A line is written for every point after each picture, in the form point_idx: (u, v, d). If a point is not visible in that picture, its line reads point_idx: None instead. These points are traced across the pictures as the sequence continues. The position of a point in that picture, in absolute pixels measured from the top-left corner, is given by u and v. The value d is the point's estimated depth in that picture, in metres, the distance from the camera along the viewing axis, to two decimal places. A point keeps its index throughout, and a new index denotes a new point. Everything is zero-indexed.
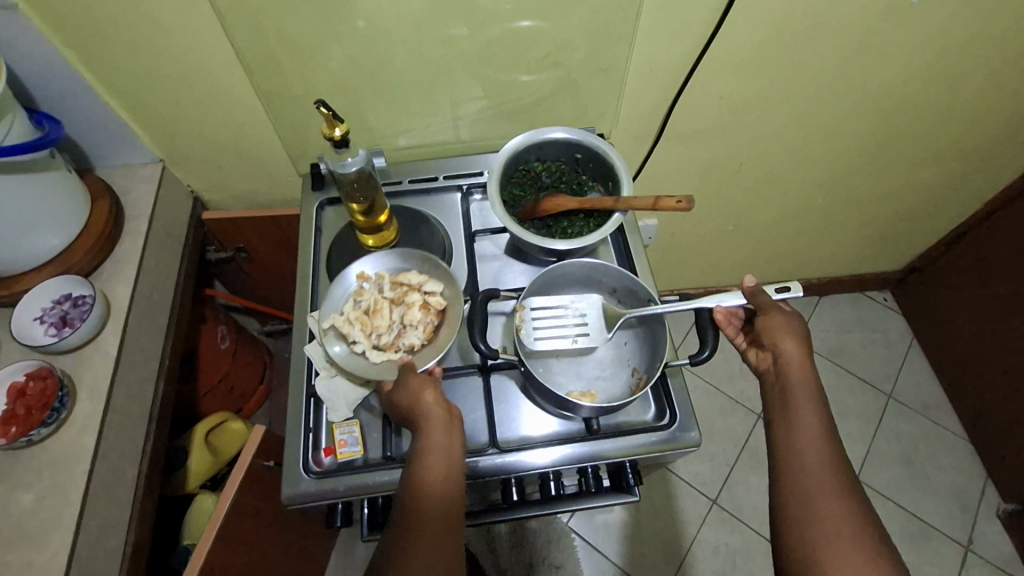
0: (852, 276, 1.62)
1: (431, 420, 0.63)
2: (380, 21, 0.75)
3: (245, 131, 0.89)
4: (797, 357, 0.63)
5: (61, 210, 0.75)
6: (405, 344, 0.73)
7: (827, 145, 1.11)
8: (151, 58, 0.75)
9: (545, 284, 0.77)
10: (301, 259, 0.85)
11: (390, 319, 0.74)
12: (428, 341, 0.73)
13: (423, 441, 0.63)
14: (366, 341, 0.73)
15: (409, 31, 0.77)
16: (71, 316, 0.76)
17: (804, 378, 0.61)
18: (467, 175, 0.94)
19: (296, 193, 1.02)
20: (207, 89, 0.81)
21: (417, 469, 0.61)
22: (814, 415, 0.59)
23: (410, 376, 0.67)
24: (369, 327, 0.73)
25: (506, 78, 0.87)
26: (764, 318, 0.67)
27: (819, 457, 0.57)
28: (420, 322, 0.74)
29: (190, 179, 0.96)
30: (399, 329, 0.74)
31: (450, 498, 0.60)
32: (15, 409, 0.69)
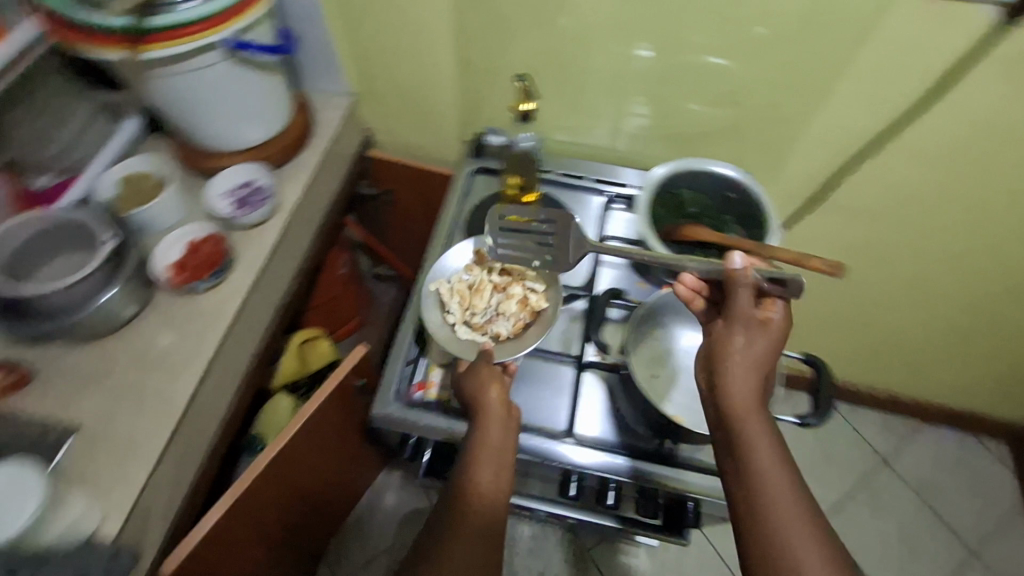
0: (968, 413, 1.47)
1: (491, 416, 0.66)
2: (585, 25, 0.81)
3: (430, 90, 0.97)
4: (744, 376, 0.58)
5: (270, 107, 0.85)
6: (492, 331, 0.76)
7: (997, 263, 1.02)
8: (381, 7, 0.85)
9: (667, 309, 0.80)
10: (445, 213, 0.91)
11: (487, 303, 0.77)
12: (514, 336, 0.75)
13: (481, 433, 0.65)
14: (459, 314, 0.77)
15: (609, 39, 0.82)
16: (247, 199, 0.85)
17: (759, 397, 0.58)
18: (612, 184, 0.98)
19: (451, 156, 1.10)
20: (416, 44, 0.90)
21: (469, 457, 0.64)
22: (767, 450, 0.55)
23: (484, 364, 0.70)
24: (467, 303, 0.78)
25: (679, 105, 0.90)
26: (724, 325, 0.61)
27: (775, 490, 0.54)
28: (512, 315, 0.76)
29: (369, 117, 1.07)
30: (492, 314, 0.77)
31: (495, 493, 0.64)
32: (188, 260, 0.77)
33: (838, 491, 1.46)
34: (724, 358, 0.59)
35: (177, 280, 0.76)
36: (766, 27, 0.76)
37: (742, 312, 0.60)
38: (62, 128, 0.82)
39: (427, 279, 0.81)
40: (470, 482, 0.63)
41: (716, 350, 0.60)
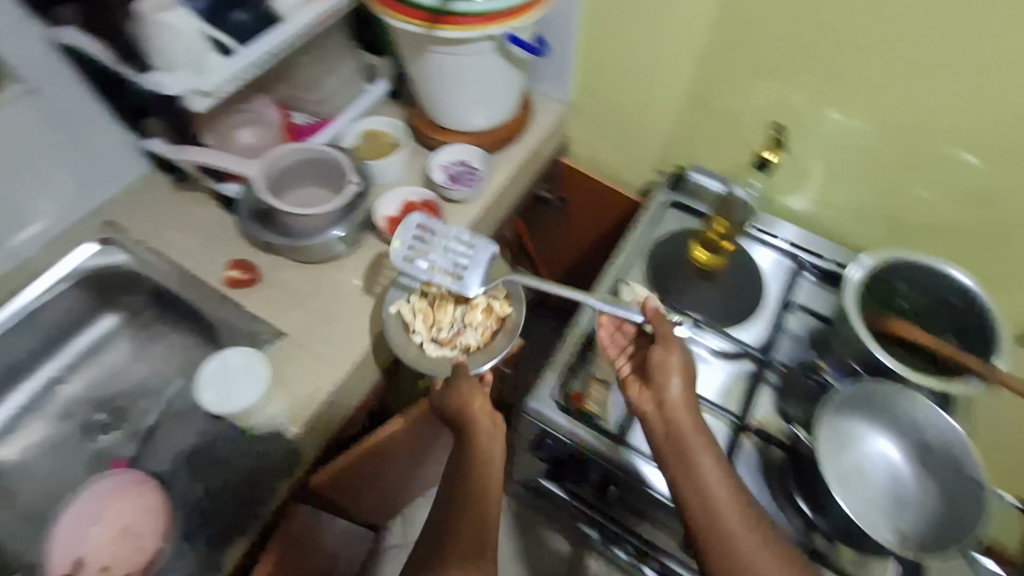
0: None
1: (480, 429, 0.69)
2: (845, 87, 0.78)
3: (649, 117, 0.97)
4: (681, 389, 0.66)
5: (503, 98, 0.90)
6: (461, 344, 0.77)
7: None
8: (636, 29, 0.86)
9: (859, 396, 0.70)
10: (630, 236, 0.90)
11: (453, 317, 0.78)
12: (484, 345, 0.78)
13: (473, 441, 0.68)
14: (425, 333, 0.77)
15: (868, 105, 0.78)
16: (462, 176, 0.91)
17: (689, 422, 0.64)
18: (809, 253, 0.89)
19: (641, 184, 1.09)
20: (654, 71, 0.90)
21: (465, 473, 0.66)
22: (709, 456, 0.61)
23: (464, 376, 0.72)
24: (430, 320, 0.77)
25: (913, 191, 0.84)
26: (662, 349, 0.68)
27: (719, 501, 0.59)
28: (479, 325, 0.78)
29: (572, 129, 1.10)
30: (459, 327, 0.78)
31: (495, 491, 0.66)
32: (405, 217, 0.85)
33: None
34: (666, 376, 0.66)
35: (394, 232, 0.84)
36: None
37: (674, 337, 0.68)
38: (329, 77, 0.94)
39: (386, 302, 0.78)
40: (458, 494, 0.65)
41: (659, 372, 0.67)
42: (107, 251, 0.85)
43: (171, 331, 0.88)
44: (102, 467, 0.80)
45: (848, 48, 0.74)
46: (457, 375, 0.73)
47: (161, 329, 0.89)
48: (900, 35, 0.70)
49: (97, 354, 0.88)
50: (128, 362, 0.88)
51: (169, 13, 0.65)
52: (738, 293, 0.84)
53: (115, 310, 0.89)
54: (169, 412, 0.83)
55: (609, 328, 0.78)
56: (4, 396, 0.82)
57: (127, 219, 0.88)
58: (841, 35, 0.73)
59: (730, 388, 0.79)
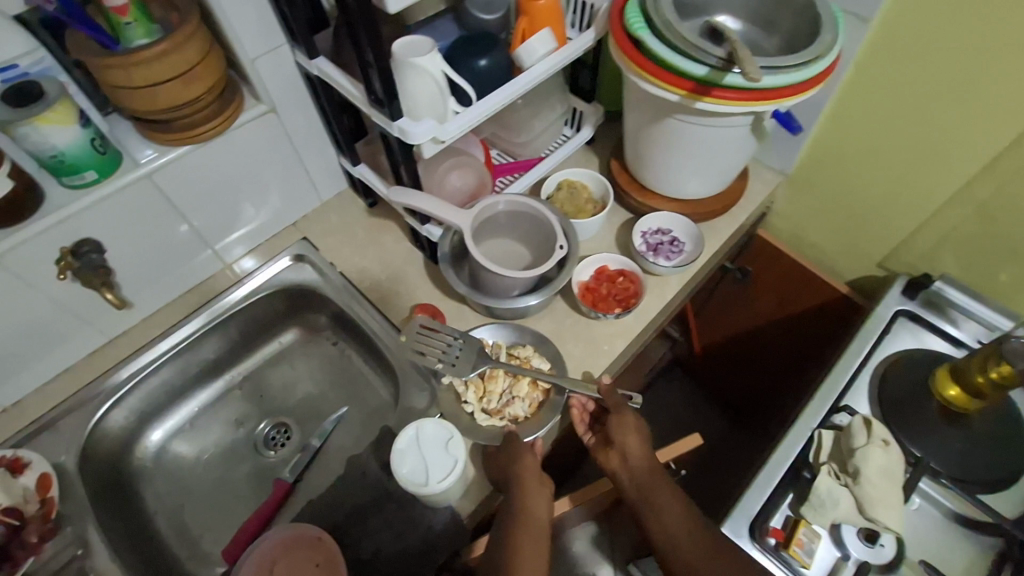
0: None
1: (531, 492, 0.61)
2: None
3: (889, 207, 0.83)
4: (639, 447, 0.66)
5: (728, 169, 0.80)
6: (509, 415, 0.69)
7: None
8: (907, 114, 0.73)
9: None
10: (852, 348, 0.77)
11: (504, 386, 0.70)
12: (532, 417, 0.69)
13: (521, 505, 0.60)
14: (475, 404, 0.70)
15: None
16: (662, 248, 0.83)
17: (649, 471, 0.65)
18: None
19: (854, 273, 0.95)
20: (914, 163, 0.76)
21: (506, 541, 0.58)
22: (674, 511, 0.62)
23: (518, 446, 0.64)
24: (482, 390, 0.70)
25: None
26: (617, 414, 0.68)
27: (693, 545, 0.59)
28: (528, 396, 0.70)
29: (781, 200, 0.97)
30: (509, 397, 0.70)
31: (534, 561, 0.57)
32: (602, 286, 0.78)
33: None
34: (625, 437, 0.66)
35: (587, 301, 0.77)
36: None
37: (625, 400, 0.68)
38: (537, 120, 0.89)
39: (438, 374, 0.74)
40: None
41: (617, 431, 0.67)
42: (301, 267, 0.87)
43: (344, 354, 0.88)
44: (265, 482, 0.81)
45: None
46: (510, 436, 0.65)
47: (335, 349, 0.89)
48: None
49: (275, 362, 0.90)
50: (301, 376, 0.89)
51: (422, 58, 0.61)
52: (997, 450, 0.68)
53: (296, 323, 0.90)
54: (333, 438, 0.82)
55: (578, 412, 0.73)
56: (194, 391, 0.86)
57: (323, 237, 0.89)
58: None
59: (970, 566, 0.65)
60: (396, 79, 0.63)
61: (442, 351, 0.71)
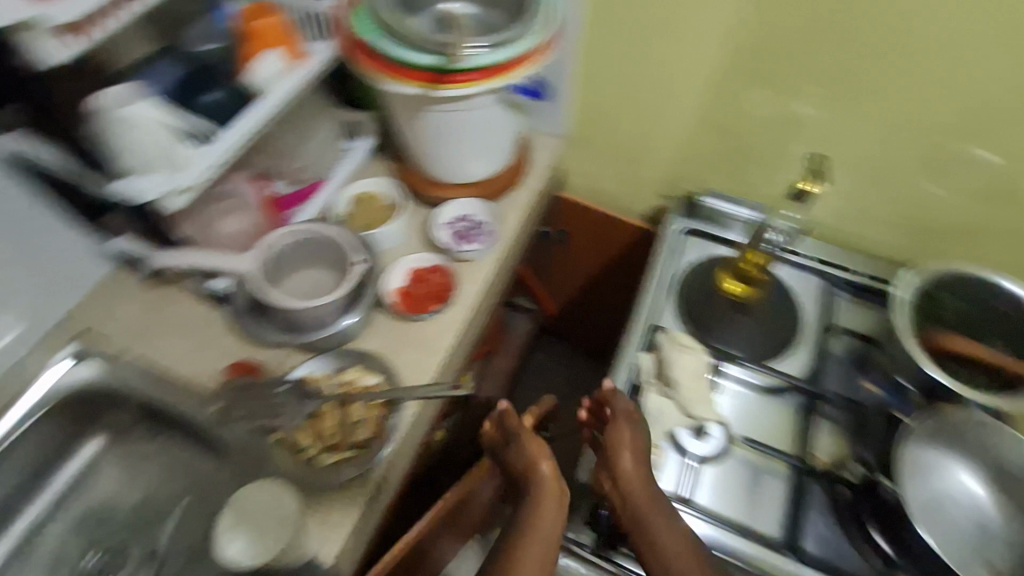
0: None
1: (546, 498, 0.66)
2: (857, 96, 0.76)
3: (652, 141, 0.94)
4: (634, 463, 0.66)
5: (504, 145, 0.84)
6: (353, 445, 0.67)
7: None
8: (634, 57, 0.82)
9: (936, 429, 0.67)
10: (653, 272, 0.86)
11: (339, 418, 0.68)
12: (376, 437, 0.68)
13: (534, 513, 0.65)
14: (315, 447, 0.67)
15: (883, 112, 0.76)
16: (468, 233, 0.84)
17: (639, 492, 0.64)
18: (835, 268, 0.87)
19: (646, 208, 1.06)
20: (655, 98, 0.87)
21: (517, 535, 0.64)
22: (668, 531, 0.61)
23: (518, 441, 0.76)
24: (318, 430, 0.68)
25: (929, 195, 0.84)
26: (612, 427, 0.69)
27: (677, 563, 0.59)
28: (365, 418, 0.68)
29: (569, 161, 1.04)
30: (346, 428, 0.68)
31: (544, 554, 0.62)
32: (416, 289, 0.78)
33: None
34: (617, 453, 0.66)
35: (405, 307, 0.77)
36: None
37: (624, 409, 0.70)
38: (310, 141, 0.86)
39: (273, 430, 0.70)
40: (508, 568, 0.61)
41: (608, 439, 0.68)
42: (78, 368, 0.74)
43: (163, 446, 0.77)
44: None
45: (879, 44, 0.70)
46: (518, 430, 0.77)
47: (151, 447, 0.78)
48: (939, 26, 0.66)
49: (81, 484, 0.77)
50: (117, 489, 0.77)
51: (133, 106, 0.58)
52: (777, 322, 0.81)
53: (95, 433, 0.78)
54: (174, 542, 0.72)
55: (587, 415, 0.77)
56: None
57: (97, 327, 0.77)
58: (877, 31, 0.69)
59: (786, 424, 0.75)
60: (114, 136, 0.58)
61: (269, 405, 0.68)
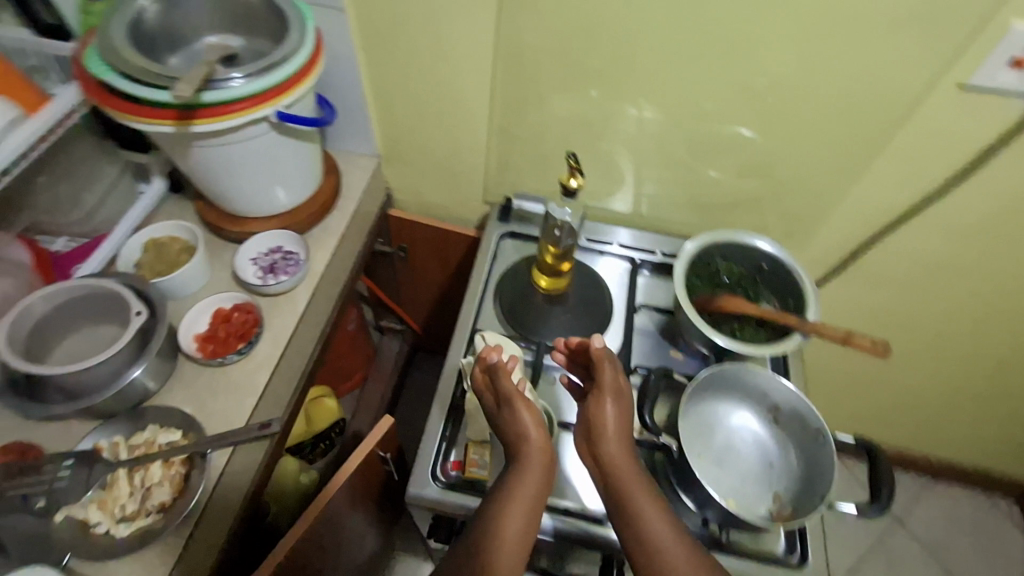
0: (984, 479, 1.38)
1: (529, 467, 0.60)
2: (618, 92, 0.83)
3: (460, 151, 0.97)
4: (620, 445, 0.62)
5: (303, 172, 0.83)
6: (154, 508, 0.62)
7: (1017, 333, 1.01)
8: (418, 72, 0.85)
9: (707, 383, 0.75)
10: (473, 279, 0.90)
11: (135, 483, 0.64)
12: (181, 495, 0.63)
13: (516, 486, 0.59)
14: (108, 519, 0.61)
15: (644, 103, 0.85)
16: (278, 266, 0.82)
17: (625, 470, 0.60)
18: (638, 251, 0.96)
19: (475, 216, 1.09)
20: (450, 109, 0.90)
21: (493, 507, 0.58)
22: (652, 511, 0.57)
23: (511, 409, 0.64)
24: (110, 501, 0.62)
25: (702, 174, 0.94)
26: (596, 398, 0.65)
27: (660, 545, 0.55)
28: (165, 477, 0.64)
29: (393, 179, 1.06)
30: (145, 492, 0.63)
31: (520, 531, 0.57)
32: (218, 330, 0.75)
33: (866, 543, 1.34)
34: (601, 428, 0.62)
35: (206, 352, 0.73)
36: (806, 95, 0.78)
37: (611, 385, 0.65)
38: (87, 191, 0.80)
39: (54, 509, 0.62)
40: (477, 546, 0.55)
41: (594, 411, 0.64)
42: None
43: None
44: None
45: (623, 46, 0.78)
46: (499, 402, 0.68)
47: None
48: (665, 30, 0.74)
49: None
50: None
51: None
52: (589, 309, 0.86)
53: None
54: None
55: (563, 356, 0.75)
56: None
57: None
58: (619, 35, 0.76)
59: None
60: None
61: (50, 485, 0.61)
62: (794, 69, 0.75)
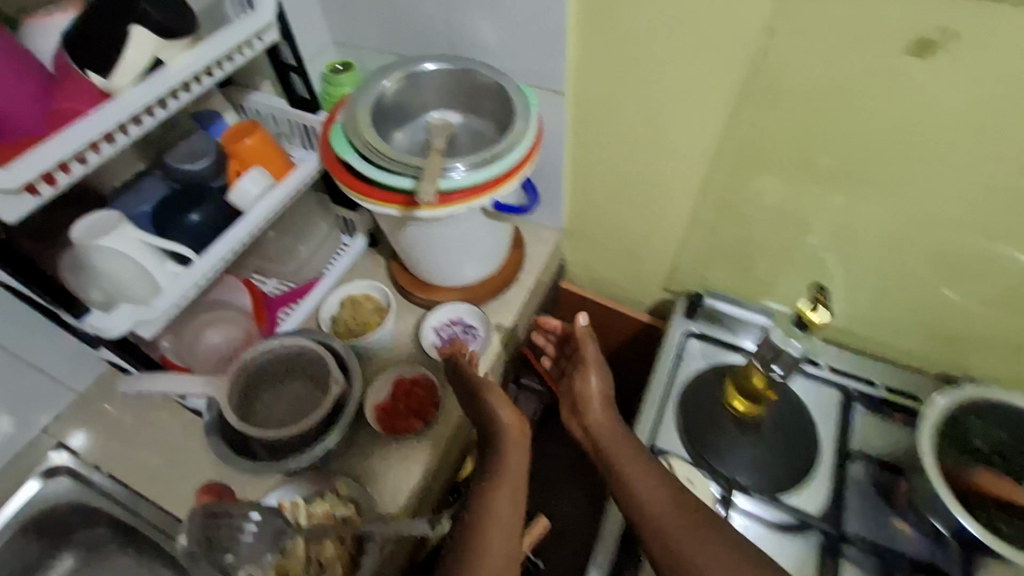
0: None
1: (511, 447, 0.63)
2: (862, 199, 0.72)
3: (651, 236, 0.90)
4: (603, 412, 0.72)
5: (495, 249, 0.82)
6: None
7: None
8: (626, 157, 0.80)
9: None
10: (654, 383, 0.82)
11: (308, 555, 0.64)
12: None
13: (499, 464, 0.62)
14: None
15: (892, 215, 0.72)
16: (459, 338, 0.82)
17: (611, 439, 0.68)
18: (853, 379, 0.82)
19: (650, 300, 1.01)
20: (652, 196, 0.84)
21: (478, 490, 0.60)
22: (631, 462, 0.65)
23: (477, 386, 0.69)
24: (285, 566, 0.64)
25: (951, 299, 0.77)
26: (581, 375, 0.76)
27: (648, 501, 0.61)
28: (336, 557, 0.64)
29: (569, 252, 1.02)
30: (316, 567, 0.64)
31: (513, 507, 0.59)
32: (398, 404, 0.74)
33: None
34: (587, 404, 0.73)
35: (384, 425, 0.73)
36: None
37: (591, 359, 0.75)
38: (302, 245, 0.86)
39: None
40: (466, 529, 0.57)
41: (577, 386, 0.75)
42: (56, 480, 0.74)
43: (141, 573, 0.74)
44: None
45: (883, 154, 0.66)
46: (471, 380, 0.70)
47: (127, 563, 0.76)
48: (949, 140, 0.62)
49: None
50: None
51: (109, 239, 0.57)
52: (791, 445, 0.74)
53: (66, 554, 0.74)
54: None
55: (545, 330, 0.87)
56: None
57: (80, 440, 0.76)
58: (883, 140, 0.65)
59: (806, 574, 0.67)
60: (75, 285, 0.58)
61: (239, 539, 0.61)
62: None
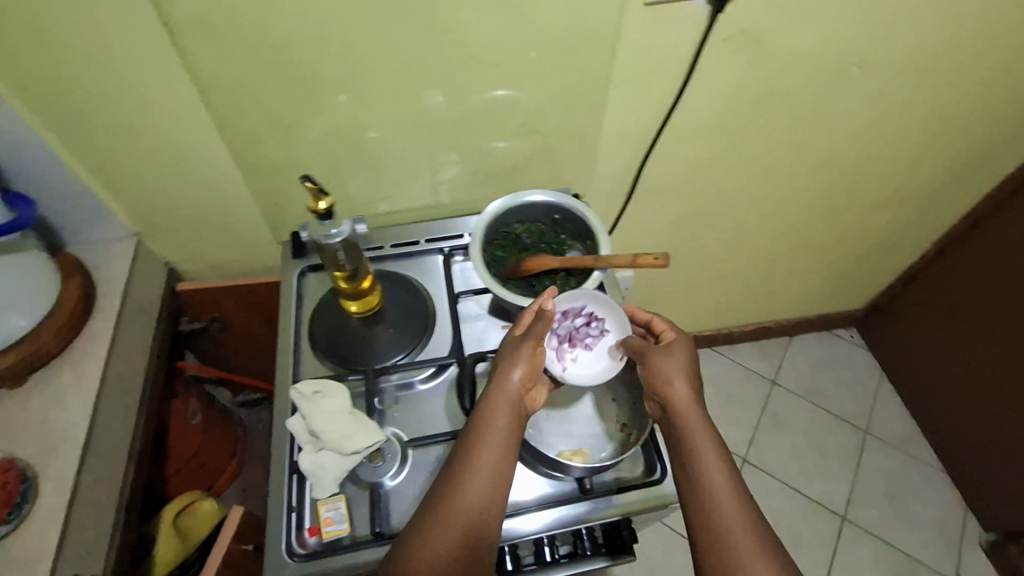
0: (800, 319, 1.65)
1: (498, 408, 0.63)
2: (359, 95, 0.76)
3: (221, 200, 0.87)
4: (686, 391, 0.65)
5: (29, 288, 0.73)
6: None
7: (795, 191, 1.14)
8: (125, 134, 0.75)
9: None
10: (283, 327, 0.83)
11: None
12: None
13: (483, 426, 0.62)
14: None
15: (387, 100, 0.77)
16: (577, 334, 0.76)
17: (698, 422, 0.63)
18: (448, 237, 0.92)
19: (276, 259, 1.00)
20: (184, 162, 0.80)
21: (461, 456, 0.61)
22: (719, 468, 0.60)
23: (517, 352, 0.67)
24: None
25: (481, 146, 0.88)
26: (665, 354, 0.68)
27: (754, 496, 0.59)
28: None
29: (163, 251, 0.94)
30: None
31: (498, 477, 0.60)
32: None
33: (745, 436, 1.56)
34: (671, 381, 0.65)
35: None
36: (540, 47, 0.75)
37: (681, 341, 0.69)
38: None
39: None
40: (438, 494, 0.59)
41: (661, 360, 0.67)
42: None
43: None
44: None
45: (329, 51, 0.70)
46: (537, 332, 0.68)
47: None
48: (365, 23, 0.68)
49: None
50: None
51: None
52: (406, 316, 0.84)
53: None
54: None
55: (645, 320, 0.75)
56: None
57: None
58: (322, 38, 0.69)
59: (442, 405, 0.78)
60: None
61: None
62: (509, 27, 0.72)
